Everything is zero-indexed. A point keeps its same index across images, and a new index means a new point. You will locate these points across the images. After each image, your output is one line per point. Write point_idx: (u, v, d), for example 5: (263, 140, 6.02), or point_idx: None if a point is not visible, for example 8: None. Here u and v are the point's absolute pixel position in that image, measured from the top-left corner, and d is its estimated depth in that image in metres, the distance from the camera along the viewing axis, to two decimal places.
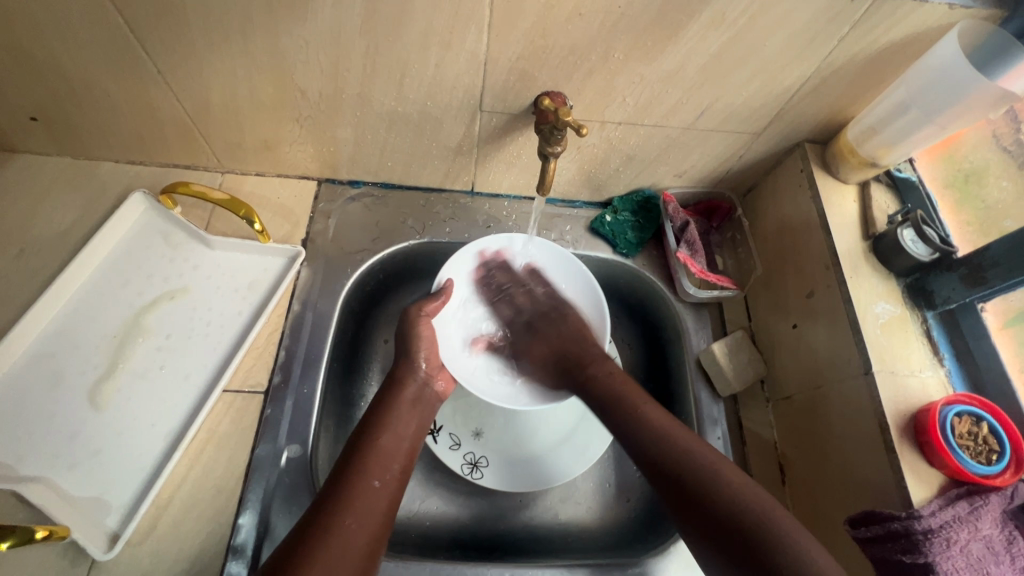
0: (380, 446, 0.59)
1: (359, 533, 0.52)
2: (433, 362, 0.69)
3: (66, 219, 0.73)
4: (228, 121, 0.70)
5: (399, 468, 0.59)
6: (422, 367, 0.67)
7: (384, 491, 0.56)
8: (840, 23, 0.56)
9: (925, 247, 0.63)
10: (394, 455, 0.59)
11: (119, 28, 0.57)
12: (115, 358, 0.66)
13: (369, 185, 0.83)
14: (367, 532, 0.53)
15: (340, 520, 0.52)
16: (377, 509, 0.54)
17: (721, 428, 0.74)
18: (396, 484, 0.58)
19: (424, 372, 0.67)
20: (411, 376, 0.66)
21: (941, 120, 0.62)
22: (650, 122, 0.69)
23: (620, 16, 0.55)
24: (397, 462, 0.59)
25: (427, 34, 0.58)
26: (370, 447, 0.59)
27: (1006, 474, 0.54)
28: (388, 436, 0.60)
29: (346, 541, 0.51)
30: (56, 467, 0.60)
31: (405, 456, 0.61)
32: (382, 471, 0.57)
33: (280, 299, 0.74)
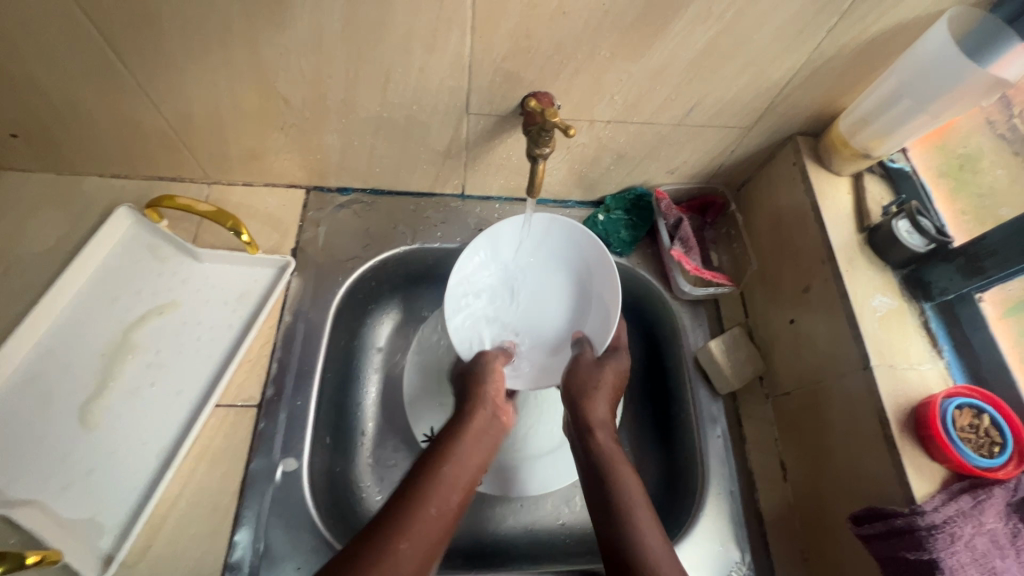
0: (441, 476, 0.58)
1: (410, 556, 0.50)
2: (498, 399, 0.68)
3: (51, 236, 0.72)
4: (213, 132, 0.69)
5: (457, 503, 0.57)
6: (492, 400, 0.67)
7: (441, 519, 0.54)
8: (828, 15, 0.55)
9: (921, 238, 0.63)
10: (455, 486, 0.58)
11: (95, 41, 0.56)
12: (105, 376, 0.65)
13: (358, 192, 0.82)
14: (411, 565, 0.50)
15: (395, 547, 0.50)
16: (433, 533, 0.53)
17: (721, 426, 0.73)
18: (454, 511, 0.56)
19: (492, 406, 0.66)
20: (480, 409, 0.66)
21: (933, 108, 0.61)
22: (640, 120, 0.68)
23: (605, 13, 0.54)
24: (455, 495, 0.57)
25: (410, 38, 0.57)
26: (432, 471, 0.58)
27: (1009, 467, 0.53)
28: (450, 467, 0.59)
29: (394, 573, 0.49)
30: (48, 490, 0.59)
31: (465, 488, 0.59)
32: (440, 501, 0.56)
33: (271, 310, 0.73)
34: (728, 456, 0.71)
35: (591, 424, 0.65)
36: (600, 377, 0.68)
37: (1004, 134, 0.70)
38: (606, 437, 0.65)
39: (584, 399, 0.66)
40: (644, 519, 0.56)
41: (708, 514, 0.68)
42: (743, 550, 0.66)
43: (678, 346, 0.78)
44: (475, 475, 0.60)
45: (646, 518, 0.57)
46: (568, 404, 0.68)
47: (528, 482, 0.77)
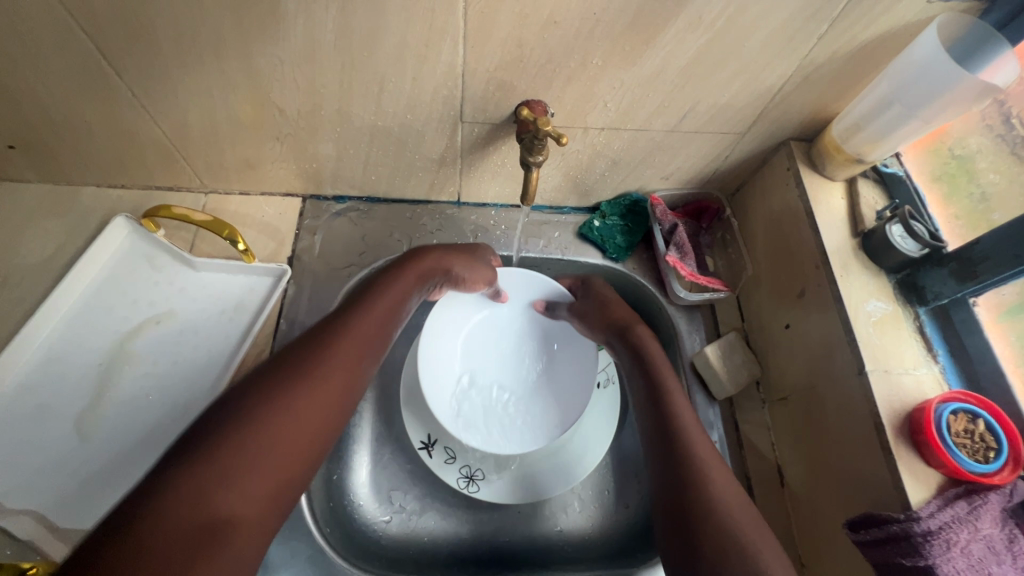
0: (344, 345, 0.55)
1: (289, 433, 0.47)
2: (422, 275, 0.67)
3: (49, 246, 0.72)
4: (209, 142, 0.70)
5: (344, 383, 0.53)
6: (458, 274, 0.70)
7: (330, 390, 0.51)
8: (818, 22, 0.55)
9: (915, 243, 0.63)
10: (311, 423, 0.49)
11: (91, 53, 0.56)
12: (102, 386, 0.66)
13: (354, 200, 0.83)
14: (312, 427, 0.49)
15: (271, 417, 0.47)
16: (325, 405, 0.51)
17: (718, 432, 0.73)
18: (341, 388, 0.52)
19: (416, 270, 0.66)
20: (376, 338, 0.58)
21: (926, 114, 0.61)
22: (633, 126, 0.69)
23: (596, 22, 0.55)
24: (342, 366, 0.53)
25: (402, 48, 0.57)
26: (336, 335, 0.55)
27: (1005, 472, 0.53)
28: (357, 325, 0.57)
29: (257, 438, 0.45)
30: (44, 500, 0.59)
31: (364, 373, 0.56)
32: (340, 362, 0.53)
33: (267, 319, 0.73)
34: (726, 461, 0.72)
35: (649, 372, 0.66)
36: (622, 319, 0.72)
37: (1001, 137, 0.69)
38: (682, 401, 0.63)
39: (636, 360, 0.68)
40: (730, 499, 0.53)
41: None
42: None
43: (675, 350, 0.79)
44: (369, 337, 0.57)
45: (728, 494, 0.54)
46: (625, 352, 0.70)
47: (529, 488, 0.75)
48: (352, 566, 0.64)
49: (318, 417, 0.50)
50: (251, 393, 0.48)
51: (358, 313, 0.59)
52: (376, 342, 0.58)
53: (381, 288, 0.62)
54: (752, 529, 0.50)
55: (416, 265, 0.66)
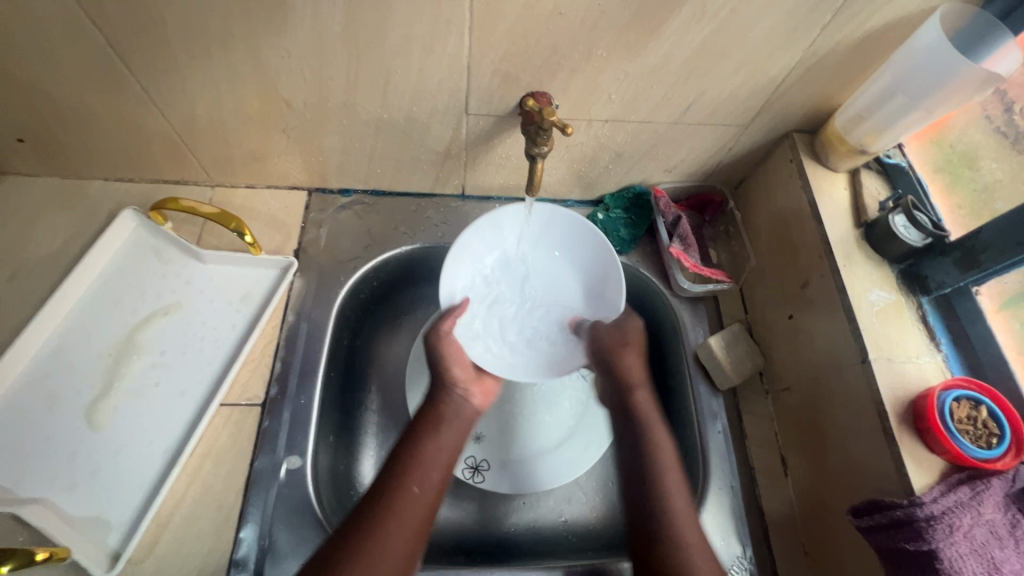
0: (422, 451, 0.60)
1: (406, 532, 0.53)
2: (468, 375, 0.68)
3: (58, 239, 0.73)
4: (216, 135, 0.70)
5: (439, 479, 0.59)
6: (455, 372, 0.67)
7: (427, 495, 0.57)
8: (820, 13, 0.56)
9: (917, 233, 0.63)
10: (435, 464, 0.59)
11: (101, 46, 0.57)
12: (112, 375, 0.66)
13: (359, 193, 0.83)
14: (416, 527, 0.54)
15: (384, 530, 0.52)
16: (421, 507, 0.56)
17: (721, 422, 0.74)
18: (435, 493, 0.58)
19: (464, 384, 0.67)
20: (451, 386, 0.66)
21: (928, 104, 0.62)
22: (637, 118, 0.69)
23: (601, 13, 0.55)
24: (438, 472, 0.59)
25: (409, 40, 0.57)
26: (412, 455, 0.59)
27: (1007, 458, 0.54)
28: (445, 433, 0.62)
29: (385, 551, 0.51)
30: (55, 489, 0.59)
31: (441, 474, 0.59)
32: (427, 468, 0.58)
33: (274, 310, 0.74)
34: (728, 451, 0.72)
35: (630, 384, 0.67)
36: (629, 334, 0.70)
37: (1002, 129, 0.69)
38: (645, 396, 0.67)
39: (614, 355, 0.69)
40: (681, 512, 0.57)
41: (710, 509, 0.68)
42: (744, 545, 0.67)
43: (678, 343, 0.79)
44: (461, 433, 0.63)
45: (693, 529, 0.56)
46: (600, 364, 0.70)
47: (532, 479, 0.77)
48: None
49: (421, 509, 0.56)
50: (362, 510, 0.54)
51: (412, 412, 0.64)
52: (454, 454, 0.62)
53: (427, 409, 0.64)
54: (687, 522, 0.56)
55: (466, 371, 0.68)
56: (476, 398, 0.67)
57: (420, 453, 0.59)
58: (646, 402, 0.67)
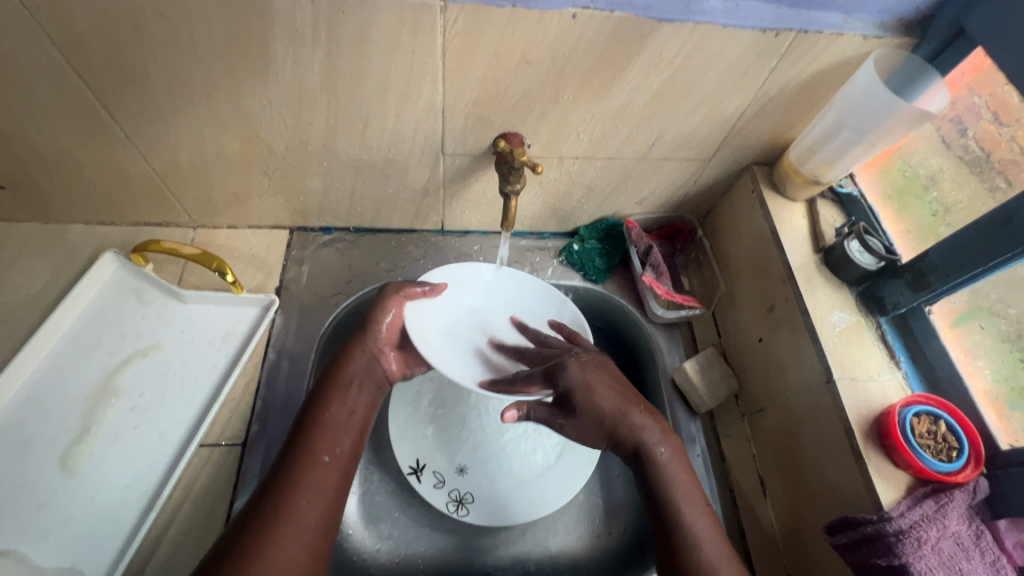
0: (313, 447, 0.56)
1: (298, 543, 0.51)
2: (390, 335, 0.64)
3: (36, 284, 0.73)
4: (198, 178, 0.72)
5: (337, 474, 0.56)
6: (376, 342, 0.63)
7: (314, 499, 0.53)
8: (767, 58, 0.60)
9: (872, 256, 0.67)
10: (341, 437, 0.58)
11: (85, 96, 0.59)
12: (88, 421, 0.66)
13: (341, 231, 0.85)
14: (309, 543, 0.51)
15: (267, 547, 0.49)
16: (319, 500, 0.53)
17: (700, 445, 0.75)
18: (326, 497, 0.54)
19: (377, 344, 0.63)
20: (360, 348, 0.63)
21: (871, 138, 0.66)
22: (606, 155, 0.73)
23: (565, 61, 0.59)
24: (332, 466, 0.56)
25: (386, 87, 0.61)
26: (310, 434, 0.57)
27: (967, 470, 0.56)
28: (336, 408, 0.59)
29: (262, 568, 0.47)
30: (26, 540, 0.58)
31: (356, 433, 0.60)
32: (330, 447, 0.57)
33: (255, 349, 0.74)
34: (709, 474, 0.73)
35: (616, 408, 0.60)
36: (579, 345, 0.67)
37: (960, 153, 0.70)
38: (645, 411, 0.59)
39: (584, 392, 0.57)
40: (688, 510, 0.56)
41: None
42: None
43: (656, 368, 0.81)
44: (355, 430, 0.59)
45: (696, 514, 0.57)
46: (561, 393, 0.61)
47: (520, 508, 0.76)
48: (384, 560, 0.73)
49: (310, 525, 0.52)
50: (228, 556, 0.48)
51: (338, 390, 0.60)
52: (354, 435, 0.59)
53: (319, 399, 0.59)
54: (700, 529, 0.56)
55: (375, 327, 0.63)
56: (390, 362, 0.64)
57: (306, 463, 0.54)
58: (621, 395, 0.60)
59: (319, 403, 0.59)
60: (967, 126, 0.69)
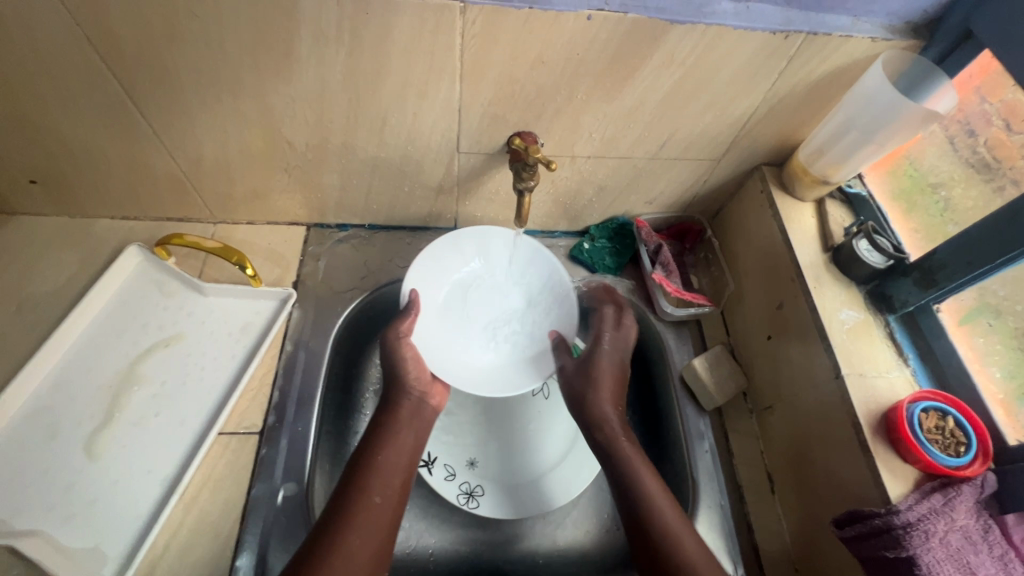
0: (366, 476, 0.58)
1: (357, 564, 0.52)
2: (422, 379, 0.68)
3: (63, 275, 0.75)
4: (220, 174, 0.74)
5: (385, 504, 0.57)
6: (414, 384, 0.68)
7: (369, 527, 0.55)
8: (777, 59, 0.62)
9: (881, 256, 0.68)
10: (395, 470, 0.60)
11: (117, 94, 0.61)
12: (111, 407, 0.68)
13: (356, 227, 0.87)
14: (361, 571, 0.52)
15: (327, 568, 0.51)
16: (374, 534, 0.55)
17: (708, 442, 0.76)
18: (382, 527, 0.56)
19: (418, 389, 0.68)
20: (405, 394, 0.67)
21: (880, 138, 0.67)
22: (617, 154, 0.74)
23: (579, 62, 0.61)
24: (381, 493, 0.58)
25: (405, 86, 0.63)
26: (369, 463, 0.60)
27: (975, 464, 0.56)
28: (388, 450, 0.61)
29: None
30: (51, 521, 0.60)
31: (405, 472, 0.61)
32: (382, 487, 0.58)
33: (272, 340, 0.76)
34: (716, 470, 0.74)
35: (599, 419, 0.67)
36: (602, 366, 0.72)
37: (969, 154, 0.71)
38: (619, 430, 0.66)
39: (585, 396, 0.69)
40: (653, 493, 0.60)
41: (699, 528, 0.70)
42: (735, 563, 0.68)
43: (665, 365, 0.82)
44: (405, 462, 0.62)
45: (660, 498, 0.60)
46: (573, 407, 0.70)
47: (528, 501, 0.78)
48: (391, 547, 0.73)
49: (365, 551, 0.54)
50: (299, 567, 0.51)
51: (395, 427, 0.64)
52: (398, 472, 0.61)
53: (370, 446, 0.62)
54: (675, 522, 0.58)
55: (411, 379, 0.68)
56: (435, 398, 0.69)
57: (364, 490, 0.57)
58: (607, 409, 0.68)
59: (372, 439, 0.62)
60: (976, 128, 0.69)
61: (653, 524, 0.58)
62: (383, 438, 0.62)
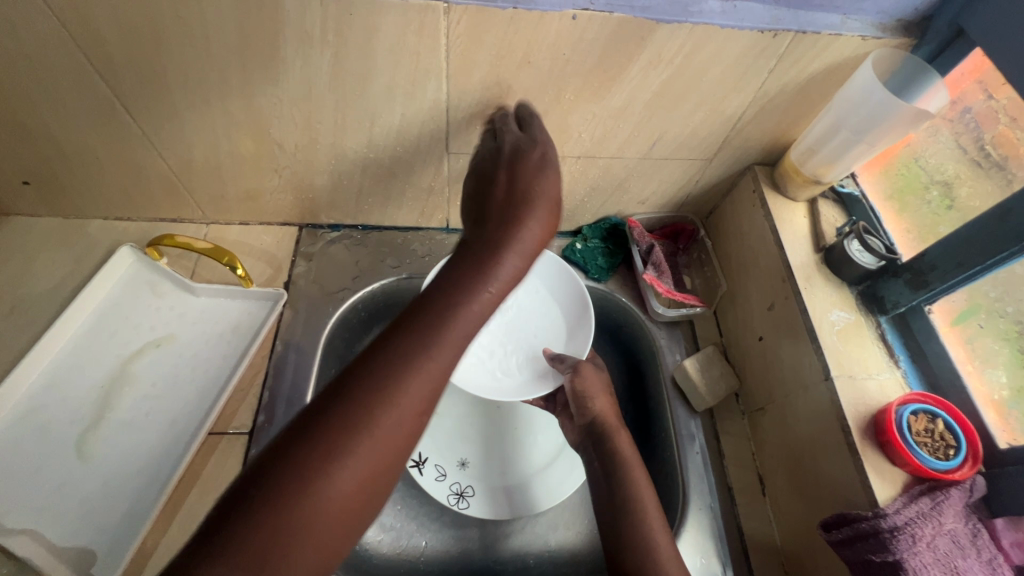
0: (386, 389, 0.42)
1: (335, 494, 0.39)
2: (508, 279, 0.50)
3: (57, 276, 0.76)
4: (212, 175, 0.75)
5: (396, 435, 0.42)
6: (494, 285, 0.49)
7: (374, 452, 0.41)
8: (766, 58, 0.61)
9: (872, 256, 0.67)
10: (419, 393, 0.43)
11: (105, 95, 0.62)
12: (103, 407, 0.68)
13: (348, 228, 0.87)
14: (340, 503, 0.39)
15: (307, 490, 0.38)
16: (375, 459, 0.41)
17: (699, 443, 0.75)
18: (377, 467, 0.41)
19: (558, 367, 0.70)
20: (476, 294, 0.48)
21: (871, 138, 0.67)
22: (607, 154, 0.74)
23: (566, 62, 0.60)
24: (396, 417, 0.42)
25: (392, 87, 0.63)
26: (387, 377, 0.42)
27: (964, 468, 0.56)
28: (427, 359, 0.44)
29: (300, 509, 0.37)
30: (41, 521, 0.60)
31: (422, 403, 0.43)
32: (401, 407, 0.42)
33: (263, 341, 0.76)
34: (707, 472, 0.74)
35: (614, 429, 0.68)
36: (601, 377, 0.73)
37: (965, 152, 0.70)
38: (627, 438, 0.68)
39: (586, 399, 0.70)
40: (644, 494, 0.62)
41: (690, 528, 0.69)
42: (724, 565, 0.68)
43: (656, 365, 0.81)
44: (431, 387, 0.44)
45: (649, 499, 0.62)
46: (572, 402, 0.71)
47: (519, 502, 0.78)
48: (381, 545, 0.73)
49: (355, 476, 0.40)
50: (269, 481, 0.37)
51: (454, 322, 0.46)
52: (434, 391, 0.44)
53: (394, 363, 0.43)
54: (656, 519, 0.60)
55: (541, 197, 0.54)
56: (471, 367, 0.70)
57: (399, 386, 0.42)
58: (608, 408, 0.70)
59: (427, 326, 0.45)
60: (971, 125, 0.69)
61: (633, 518, 0.60)
62: (424, 346, 0.44)
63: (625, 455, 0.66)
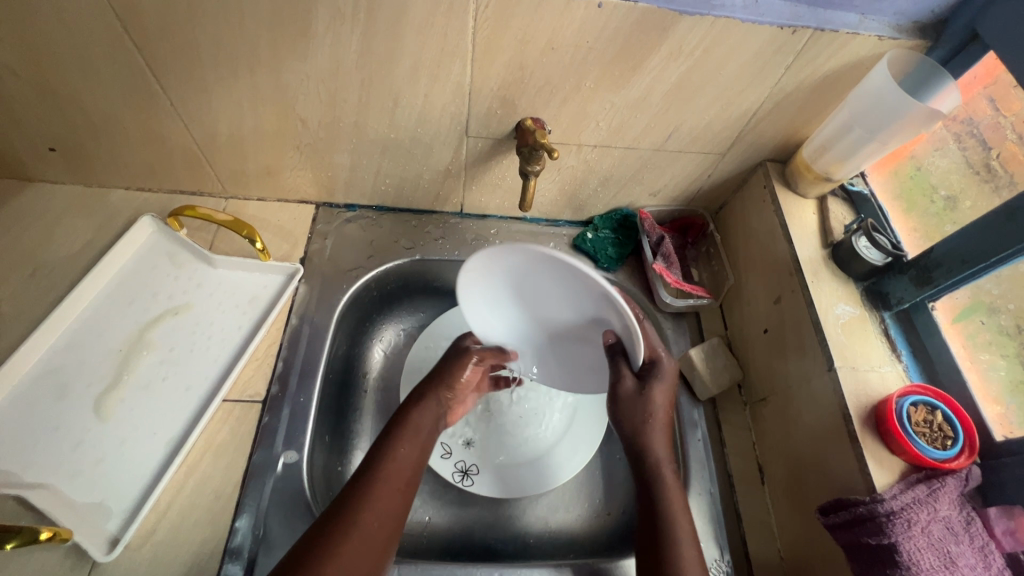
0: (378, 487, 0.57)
1: (372, 533, 0.54)
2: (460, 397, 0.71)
3: (78, 242, 0.77)
4: (235, 150, 0.76)
5: (408, 476, 0.60)
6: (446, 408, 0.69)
7: (387, 512, 0.56)
8: (784, 54, 0.63)
9: (879, 252, 0.68)
10: (407, 463, 0.61)
11: (138, 65, 0.63)
12: (121, 370, 0.70)
13: (364, 208, 0.89)
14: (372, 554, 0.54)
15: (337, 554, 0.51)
16: (370, 554, 0.53)
17: (701, 430, 0.78)
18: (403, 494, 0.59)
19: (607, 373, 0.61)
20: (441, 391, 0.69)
21: (883, 137, 0.68)
22: (623, 144, 0.75)
23: (588, 49, 0.62)
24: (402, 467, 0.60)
25: (417, 68, 0.64)
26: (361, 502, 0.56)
27: (961, 458, 0.58)
28: (404, 448, 0.62)
29: None
30: (58, 476, 0.62)
31: (414, 464, 0.62)
32: (397, 475, 0.59)
33: (278, 314, 0.78)
34: (709, 459, 0.76)
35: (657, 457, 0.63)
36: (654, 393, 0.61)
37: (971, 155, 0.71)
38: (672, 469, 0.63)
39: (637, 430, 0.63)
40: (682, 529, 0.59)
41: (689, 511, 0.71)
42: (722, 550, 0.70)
43: None
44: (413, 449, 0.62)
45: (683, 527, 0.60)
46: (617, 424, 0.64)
47: (522, 483, 0.78)
48: None
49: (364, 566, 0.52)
50: None
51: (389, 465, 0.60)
52: (400, 503, 0.58)
53: (381, 446, 0.61)
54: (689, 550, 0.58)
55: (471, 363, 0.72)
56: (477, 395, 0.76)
57: (364, 506, 0.55)
58: (658, 429, 0.63)
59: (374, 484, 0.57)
60: (979, 128, 0.70)
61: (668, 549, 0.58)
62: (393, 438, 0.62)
63: (668, 485, 0.62)
